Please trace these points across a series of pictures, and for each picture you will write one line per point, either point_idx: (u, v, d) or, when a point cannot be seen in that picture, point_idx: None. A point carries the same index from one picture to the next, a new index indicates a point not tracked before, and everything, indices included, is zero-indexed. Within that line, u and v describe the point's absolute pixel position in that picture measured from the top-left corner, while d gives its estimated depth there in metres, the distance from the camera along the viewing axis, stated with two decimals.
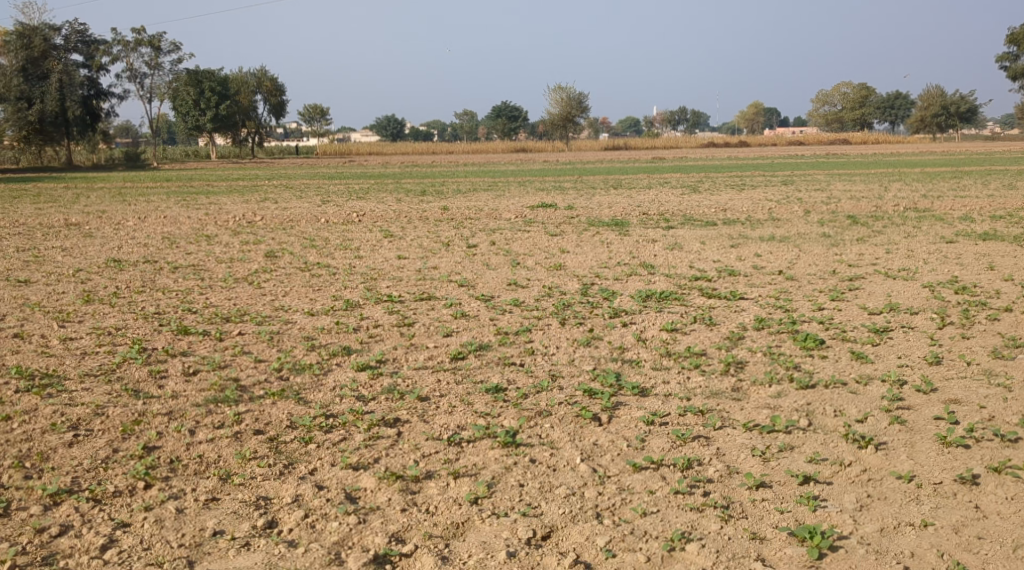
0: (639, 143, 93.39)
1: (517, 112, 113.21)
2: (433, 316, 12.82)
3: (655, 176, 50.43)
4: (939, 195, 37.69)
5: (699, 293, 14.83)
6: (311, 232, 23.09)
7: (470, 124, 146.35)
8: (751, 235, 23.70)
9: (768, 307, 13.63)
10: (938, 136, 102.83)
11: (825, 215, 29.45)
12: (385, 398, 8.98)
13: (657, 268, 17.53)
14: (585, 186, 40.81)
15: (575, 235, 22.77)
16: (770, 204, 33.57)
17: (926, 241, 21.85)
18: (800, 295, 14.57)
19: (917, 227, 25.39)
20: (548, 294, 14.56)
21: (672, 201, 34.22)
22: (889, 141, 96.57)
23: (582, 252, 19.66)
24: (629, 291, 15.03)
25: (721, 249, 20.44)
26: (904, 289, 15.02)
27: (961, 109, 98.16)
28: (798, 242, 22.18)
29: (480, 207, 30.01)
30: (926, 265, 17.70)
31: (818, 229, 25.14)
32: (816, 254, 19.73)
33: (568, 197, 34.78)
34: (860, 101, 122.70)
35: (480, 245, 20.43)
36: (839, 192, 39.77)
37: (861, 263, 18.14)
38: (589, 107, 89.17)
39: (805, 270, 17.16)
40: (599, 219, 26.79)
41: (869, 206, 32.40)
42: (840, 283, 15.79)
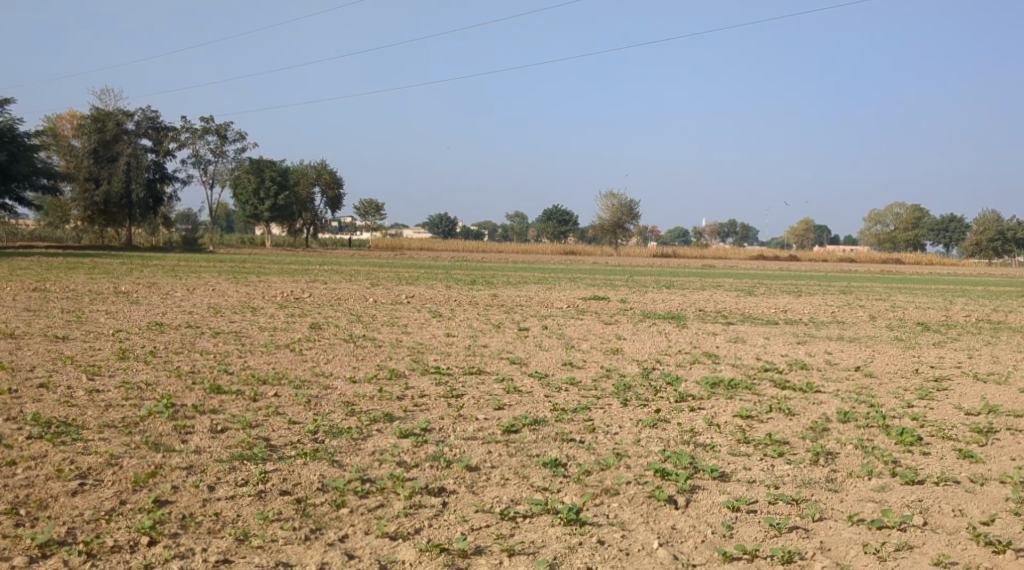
0: (690, 252, 93.04)
1: (569, 216, 113.76)
2: (484, 389, 11.74)
3: (709, 279, 49.62)
4: (1007, 310, 36.43)
5: (770, 383, 13.69)
6: (358, 310, 22.34)
7: (521, 226, 147.29)
8: (818, 334, 22.63)
9: (851, 402, 12.56)
10: (993, 260, 101.35)
11: (891, 322, 28.29)
12: (429, 464, 7.78)
13: (723, 358, 16.42)
14: (638, 284, 39.86)
15: (631, 324, 21.80)
16: (832, 309, 32.55)
17: (1006, 354, 20.74)
18: (884, 392, 13.61)
19: (993, 339, 24.30)
20: (607, 374, 13.47)
21: (730, 301, 33.26)
22: (944, 262, 95.07)
23: (640, 339, 18.67)
24: (695, 378, 13.90)
25: (788, 344, 19.36)
26: (993, 396, 14.01)
27: (1018, 235, 96.51)
28: (868, 343, 21.05)
29: (531, 297, 29.21)
30: (1013, 376, 16.60)
31: (889, 333, 24.06)
32: (890, 356, 18.62)
33: (621, 293, 33.97)
34: (914, 221, 121.78)
35: (532, 328, 19.45)
36: (901, 302, 38.61)
37: (943, 368, 17.15)
38: (640, 214, 88.86)
39: (884, 369, 16.14)
40: (656, 312, 25.83)
41: (938, 316, 31.30)
42: (924, 384, 14.74)
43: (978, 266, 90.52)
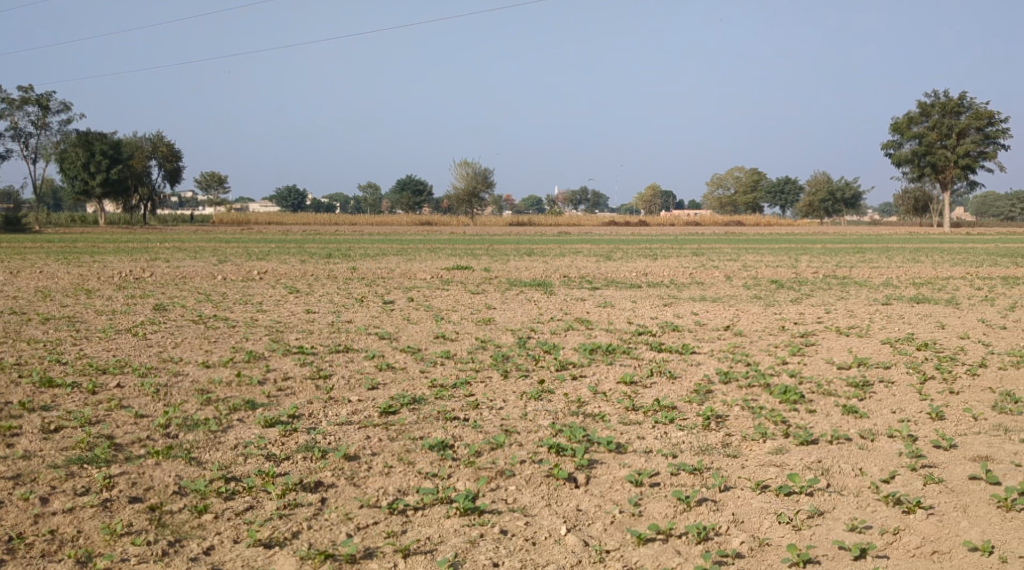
0: (543, 219, 93.65)
1: (422, 186, 112.65)
2: (353, 367, 10.93)
3: (566, 245, 49.82)
4: (850, 266, 37.97)
5: (648, 347, 13.42)
6: (207, 288, 20.93)
7: (373, 198, 145.02)
8: (682, 295, 22.72)
9: (730, 361, 12.44)
10: (825, 219, 106.45)
11: (748, 281, 28.88)
12: (302, 456, 6.97)
13: (595, 324, 16.11)
14: (499, 253, 39.45)
15: (497, 293, 21.27)
16: (689, 270, 33.08)
17: (860, 307, 21.38)
18: (757, 350, 13.61)
19: (844, 294, 25.11)
20: (482, 346, 12.88)
21: (591, 267, 33.33)
22: (781, 222, 99.24)
23: (509, 308, 18.19)
24: (571, 345, 13.49)
25: (655, 307, 19.29)
26: (860, 348, 14.23)
27: (846, 196, 101.78)
28: (731, 303, 21.27)
29: (391, 269, 28.33)
30: (872, 328, 17.00)
31: (747, 292, 24.46)
32: (754, 314, 18.82)
33: (482, 261, 33.49)
34: (752, 185, 126.87)
35: (397, 300, 18.65)
36: (752, 261, 39.65)
37: (806, 324, 17.44)
38: (493, 183, 88.64)
39: (752, 327, 16.23)
40: (520, 280, 25.43)
41: (788, 273, 32.24)
42: (793, 340, 14.85)
43: (812, 225, 94.96)
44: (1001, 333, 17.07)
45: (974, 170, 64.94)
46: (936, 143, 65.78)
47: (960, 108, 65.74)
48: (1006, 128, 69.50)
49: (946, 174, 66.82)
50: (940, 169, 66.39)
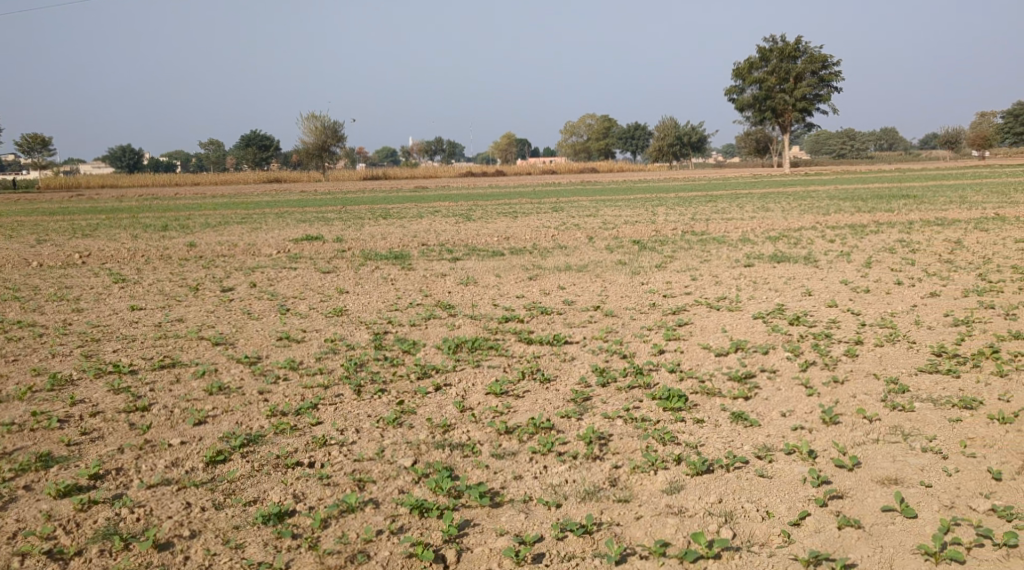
0: (397, 173, 91.43)
1: (268, 141, 108.22)
2: (179, 394, 9.35)
3: (421, 204, 48.35)
4: (705, 217, 38.08)
5: (516, 340, 12.37)
6: (18, 280, 18.59)
7: (216, 155, 138.77)
8: (545, 265, 21.77)
9: (604, 355, 11.55)
10: (673, 165, 108.46)
11: (609, 242, 28.24)
12: (100, 549, 6.25)
13: (457, 308, 14.92)
14: (351, 217, 37.55)
15: (350, 271, 19.73)
16: (549, 230, 32.26)
17: (725, 271, 20.91)
18: (631, 336, 12.80)
19: (703, 254, 24.78)
20: (332, 350, 11.47)
21: (449, 230, 32.05)
22: (632, 168, 100.56)
23: (363, 291, 16.78)
24: (433, 340, 12.25)
25: (519, 282, 18.26)
26: (734, 327, 13.58)
27: (693, 139, 103.84)
28: (596, 272, 20.42)
29: (232, 242, 26.26)
30: (741, 299, 16.48)
31: (611, 257, 23.75)
32: (621, 286, 18.07)
33: (333, 229, 31.66)
34: (603, 132, 128.44)
35: (236, 288, 16.92)
36: (611, 217, 39.11)
37: (675, 296, 16.79)
38: (344, 136, 85.69)
39: (622, 305, 15.43)
40: (374, 252, 23.94)
41: (647, 231, 31.91)
42: (666, 321, 14.06)
43: (662, 171, 96.61)
44: (866, 298, 16.78)
45: (811, 113, 66.90)
46: (774, 87, 67.34)
47: (796, 53, 67.24)
48: (840, 72, 71.66)
49: (785, 116, 68.45)
50: (779, 113, 68.46)
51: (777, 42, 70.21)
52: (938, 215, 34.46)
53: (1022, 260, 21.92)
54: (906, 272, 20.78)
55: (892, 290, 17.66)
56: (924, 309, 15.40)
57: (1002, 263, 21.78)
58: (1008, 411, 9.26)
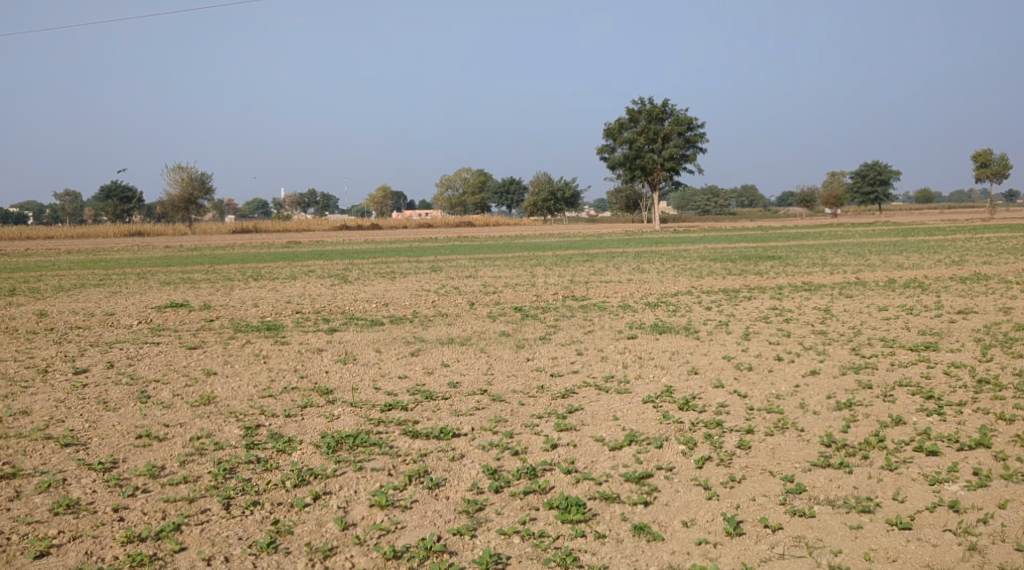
0: (270, 225, 89.28)
1: (131, 193, 104.45)
2: (22, 522, 8.66)
3: (296, 263, 47.08)
4: (584, 280, 38.18)
5: (400, 433, 11.71)
6: None
7: (75, 206, 133.19)
8: (427, 337, 21.17)
9: (494, 452, 11.02)
10: (548, 219, 109.60)
11: (491, 308, 27.88)
12: None
13: (337, 393, 14.15)
14: (220, 279, 36.16)
15: (219, 346, 18.69)
16: (428, 295, 31.69)
17: (608, 345, 20.67)
18: (521, 426, 12.34)
19: (584, 323, 24.65)
20: (199, 451, 10.56)
21: (324, 295, 31.08)
22: (508, 223, 101.21)
23: (234, 372, 15.80)
24: (312, 435, 11.46)
25: (400, 359, 17.61)
26: (625, 414, 13.24)
27: (566, 195, 105.46)
28: (479, 346, 19.86)
29: (89, 310, 24.70)
30: (629, 379, 16.25)
31: (493, 327, 23.34)
32: (506, 363, 17.62)
33: (200, 293, 30.26)
34: (479, 187, 129.27)
35: (92, 369, 15.74)
36: (489, 279, 38.75)
37: (563, 376, 16.45)
38: (213, 188, 83.34)
39: (508, 387, 14.97)
40: (245, 322, 22.88)
41: (528, 296, 31.69)
42: (555, 406, 13.62)
43: (537, 226, 97.59)
44: (750, 377, 16.68)
45: (678, 172, 68.82)
46: (644, 148, 68.92)
47: (663, 115, 69.22)
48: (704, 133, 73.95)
49: (654, 175, 70.11)
50: (648, 173, 70.08)
51: (645, 104, 72.12)
52: (807, 279, 35.35)
53: (891, 331, 22.38)
54: (784, 345, 20.87)
55: (774, 367, 17.64)
56: (808, 388, 15.31)
57: (872, 334, 22.17)
58: (906, 512, 9.10)
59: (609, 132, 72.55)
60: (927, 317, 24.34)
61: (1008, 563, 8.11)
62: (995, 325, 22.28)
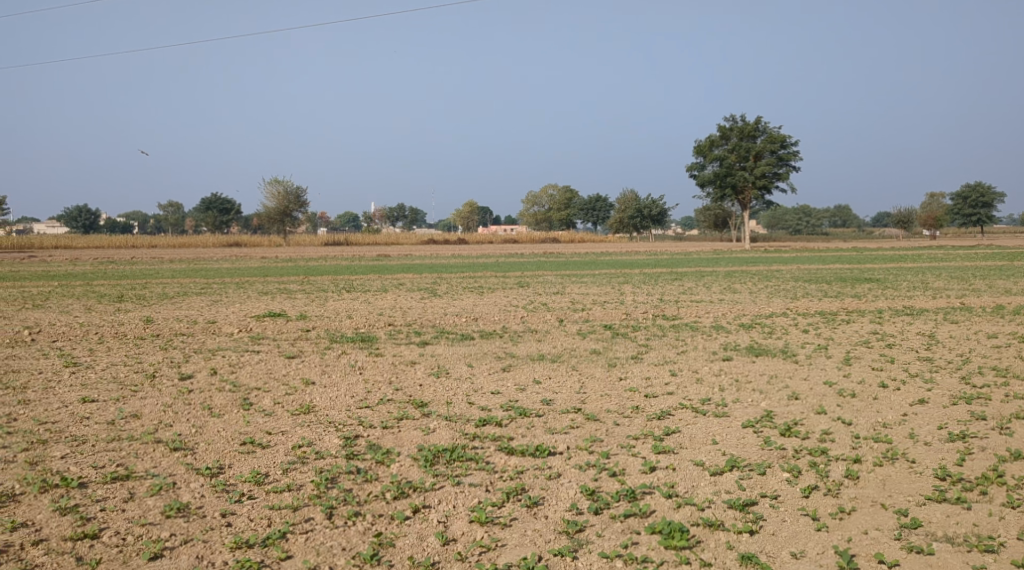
0: (361, 238, 90.72)
1: (229, 204, 107.41)
2: (136, 524, 8.79)
3: (386, 276, 47.63)
4: (674, 299, 37.67)
5: (496, 449, 11.57)
6: None
7: (176, 217, 137.67)
8: (519, 353, 21.06)
9: (592, 472, 10.80)
10: (635, 236, 108.81)
11: (581, 326, 27.67)
12: None
13: (432, 406, 14.10)
14: (314, 290, 36.75)
15: (316, 356, 18.90)
16: (518, 310, 31.62)
17: (703, 366, 20.24)
18: (619, 447, 12.08)
19: (677, 344, 24.22)
20: (301, 460, 10.60)
21: (416, 308, 31.29)
22: (595, 240, 100.81)
23: (330, 382, 15.92)
24: (409, 448, 11.40)
25: (494, 375, 17.51)
26: (725, 438, 12.86)
27: (653, 213, 104.64)
28: (571, 363, 19.66)
29: (191, 318, 25.33)
30: (726, 403, 15.82)
31: (585, 344, 23.12)
32: (600, 382, 17.36)
33: (296, 304, 30.77)
34: (566, 203, 129.21)
35: (195, 375, 16.04)
36: (578, 296, 38.51)
37: (658, 397, 16.11)
38: (307, 201, 85.05)
39: (604, 407, 14.72)
40: (339, 333, 23.14)
41: (618, 313, 31.37)
42: (652, 428, 13.31)
43: (624, 243, 96.92)
44: (854, 404, 16.08)
45: (770, 191, 67.62)
46: (735, 165, 67.97)
47: (755, 132, 68.27)
48: (798, 152, 72.59)
49: (745, 194, 69.02)
50: (739, 191, 69.02)
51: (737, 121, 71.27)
52: (907, 304, 34.21)
53: (1001, 360, 21.40)
54: (887, 371, 20.14)
55: (879, 395, 16.99)
56: (916, 418, 14.65)
57: (981, 362, 21.22)
58: None
59: (699, 149, 71.88)
60: None
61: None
62: None
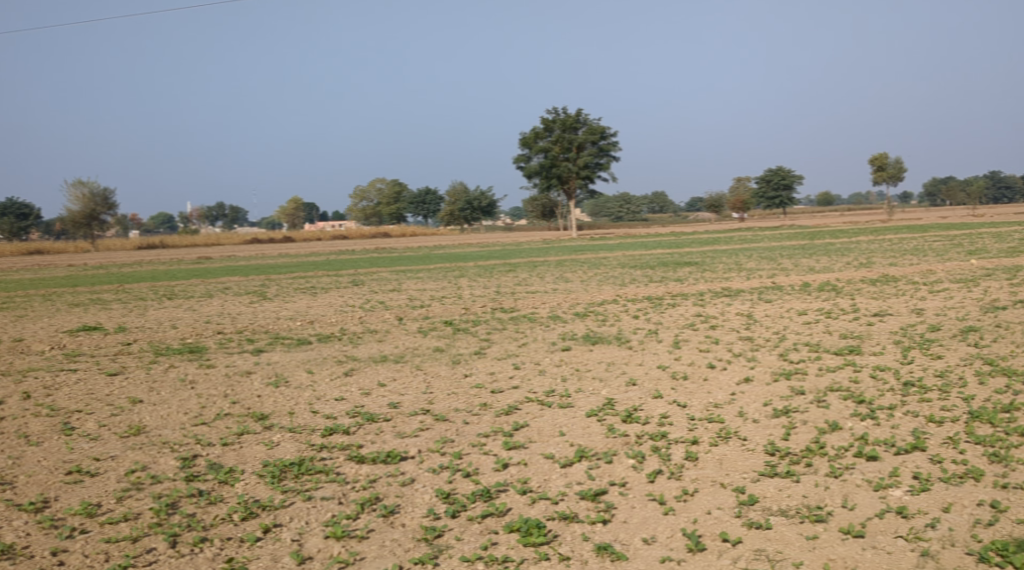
0: (179, 240, 86.93)
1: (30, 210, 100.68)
2: None
3: (210, 280, 45.82)
4: (508, 291, 38.01)
5: (346, 458, 11.31)
6: None
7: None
8: (357, 355, 20.70)
9: (445, 476, 10.72)
10: (464, 229, 109.28)
11: (419, 323, 27.48)
12: None
13: (273, 417, 13.64)
14: (133, 299, 34.87)
15: (142, 372, 17.94)
16: (352, 310, 31.09)
17: (543, 358, 20.48)
18: (470, 446, 12.06)
19: (515, 336, 24.45)
20: (137, 486, 10.03)
21: (245, 313, 30.23)
22: (425, 233, 100.51)
23: (161, 399, 15.14)
24: (253, 464, 10.99)
25: (334, 380, 17.13)
26: (571, 429, 13.03)
27: (481, 204, 105.39)
28: (413, 363, 19.48)
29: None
30: (568, 394, 16.07)
31: (423, 342, 22.97)
32: (442, 380, 17.27)
33: (115, 315, 29.10)
34: (393, 197, 128.21)
35: (8, 401, 14.89)
36: (413, 293, 38.26)
37: (503, 392, 16.19)
38: (118, 203, 80.70)
39: (450, 406, 14.63)
40: (166, 345, 22.06)
41: (454, 309, 31.35)
42: (501, 425, 13.30)
43: (454, 236, 97.06)
44: (687, 387, 16.64)
45: (593, 180, 69.30)
46: (559, 156, 69.18)
47: (577, 124, 69.78)
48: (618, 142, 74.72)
49: (570, 184, 70.39)
50: (564, 181, 70.27)
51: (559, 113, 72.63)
52: (727, 286, 35.73)
53: (815, 335, 22.69)
54: (715, 352, 21.00)
55: (709, 375, 17.68)
56: (745, 396, 15.30)
57: (797, 339, 22.43)
58: (856, 520, 9.72)
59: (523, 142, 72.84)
60: (847, 319, 24.63)
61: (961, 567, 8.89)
62: (911, 325, 22.40)
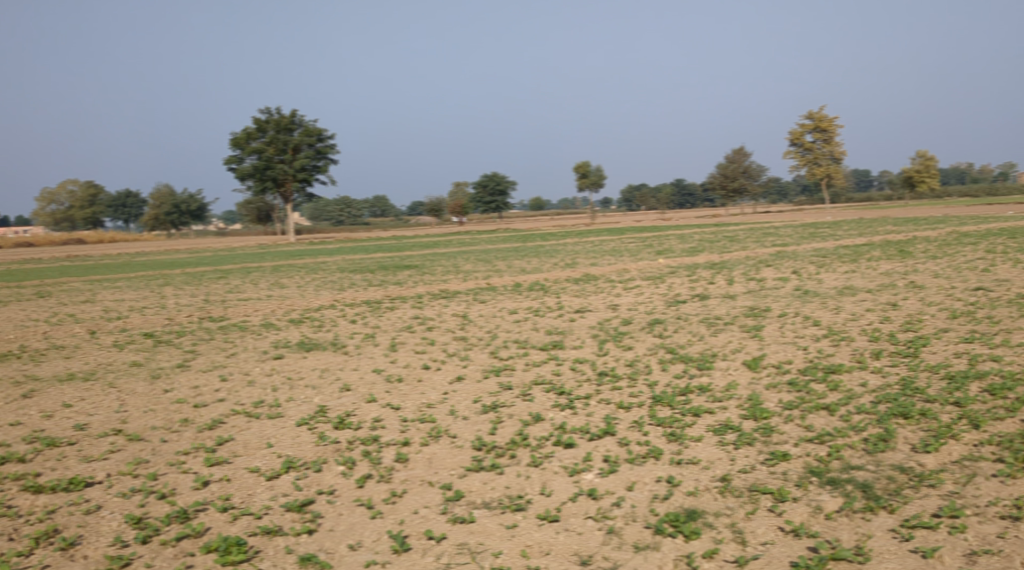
0: None
1: None
2: None
3: None
4: (218, 298, 36.47)
5: (25, 490, 10.64)
6: None
7: None
8: (45, 374, 19.07)
9: (141, 499, 10.52)
10: (172, 233, 103.56)
11: (118, 336, 25.73)
12: None
13: None
14: None
15: None
16: (40, 325, 28.52)
17: (253, 368, 19.86)
18: (166, 467, 11.39)
19: (224, 346, 23.54)
20: None
21: None
22: (128, 238, 94.21)
23: None
24: None
25: (15, 403, 15.68)
26: (279, 440, 12.58)
27: (191, 207, 100.41)
28: (108, 380, 18.20)
29: None
30: (278, 403, 15.72)
31: (122, 357, 21.55)
32: (141, 396, 16.29)
33: None
34: (91, 199, 119.05)
35: None
36: (112, 303, 35.71)
37: (208, 405, 15.55)
38: None
39: (149, 424, 13.70)
40: None
41: (159, 319, 29.63)
42: (202, 442, 12.59)
43: (161, 241, 91.70)
44: (400, 389, 16.75)
45: (309, 182, 68.12)
46: (274, 158, 67.10)
47: (292, 125, 68.24)
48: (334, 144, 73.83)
49: (286, 187, 68.71)
50: (279, 184, 68.36)
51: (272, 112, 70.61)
52: (442, 287, 36.27)
53: (522, 333, 23.64)
54: (428, 353, 21.34)
55: (423, 376, 17.91)
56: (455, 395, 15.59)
57: (506, 336, 23.27)
58: (552, 505, 10.77)
59: (235, 142, 70.13)
60: (552, 317, 25.53)
61: (639, 541, 10.07)
62: (608, 321, 23.71)
